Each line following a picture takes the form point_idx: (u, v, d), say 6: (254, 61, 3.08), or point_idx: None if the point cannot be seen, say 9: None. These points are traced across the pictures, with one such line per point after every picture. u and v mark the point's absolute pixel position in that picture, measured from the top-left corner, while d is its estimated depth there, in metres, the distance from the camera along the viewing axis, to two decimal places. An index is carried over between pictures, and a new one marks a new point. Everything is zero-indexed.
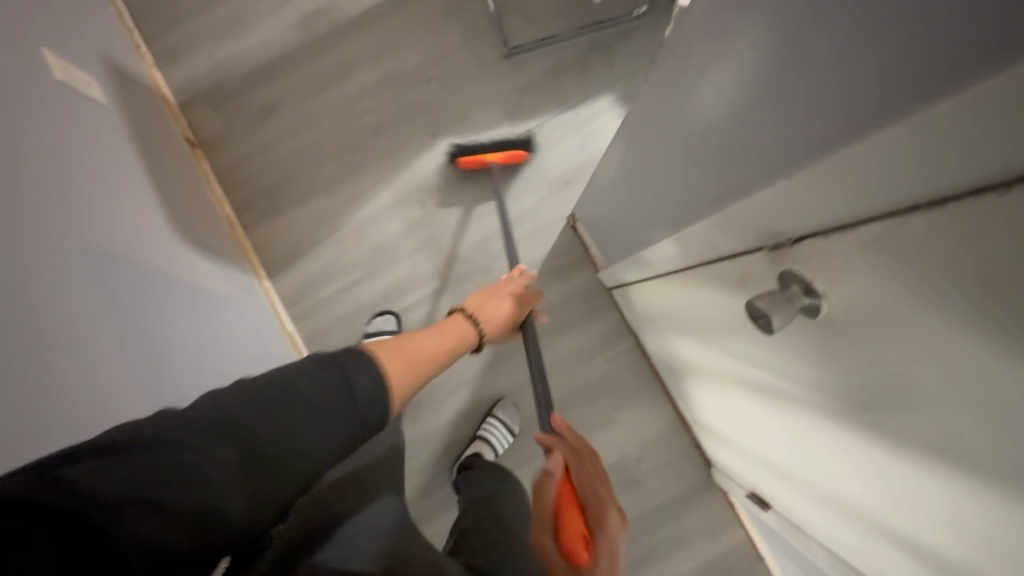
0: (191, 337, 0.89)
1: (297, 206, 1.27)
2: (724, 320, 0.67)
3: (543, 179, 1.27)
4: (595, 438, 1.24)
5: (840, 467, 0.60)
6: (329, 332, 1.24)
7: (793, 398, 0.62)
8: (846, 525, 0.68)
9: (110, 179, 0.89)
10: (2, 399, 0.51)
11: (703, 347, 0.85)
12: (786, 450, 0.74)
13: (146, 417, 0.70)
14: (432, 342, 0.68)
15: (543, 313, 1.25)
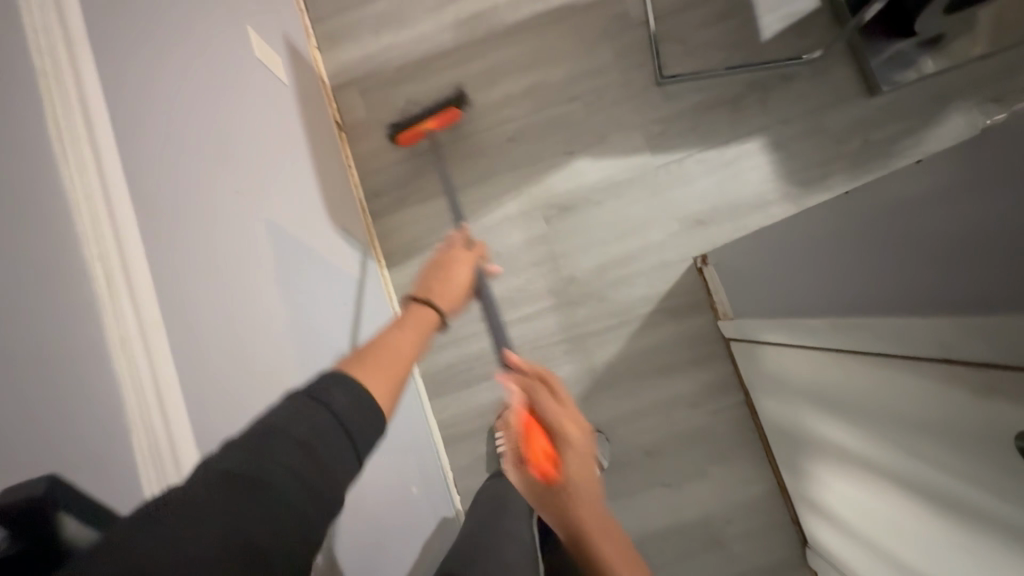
0: (333, 320, 0.92)
1: (426, 201, 1.29)
2: (906, 422, 0.61)
3: (673, 215, 1.23)
4: (685, 489, 1.19)
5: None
6: (436, 330, 1.25)
7: (975, 529, 0.56)
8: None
9: (285, 159, 0.94)
10: (208, 373, 0.54)
11: (842, 434, 0.79)
12: (937, 572, 0.68)
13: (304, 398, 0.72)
14: (404, 341, 0.58)
15: (652, 350, 1.21)
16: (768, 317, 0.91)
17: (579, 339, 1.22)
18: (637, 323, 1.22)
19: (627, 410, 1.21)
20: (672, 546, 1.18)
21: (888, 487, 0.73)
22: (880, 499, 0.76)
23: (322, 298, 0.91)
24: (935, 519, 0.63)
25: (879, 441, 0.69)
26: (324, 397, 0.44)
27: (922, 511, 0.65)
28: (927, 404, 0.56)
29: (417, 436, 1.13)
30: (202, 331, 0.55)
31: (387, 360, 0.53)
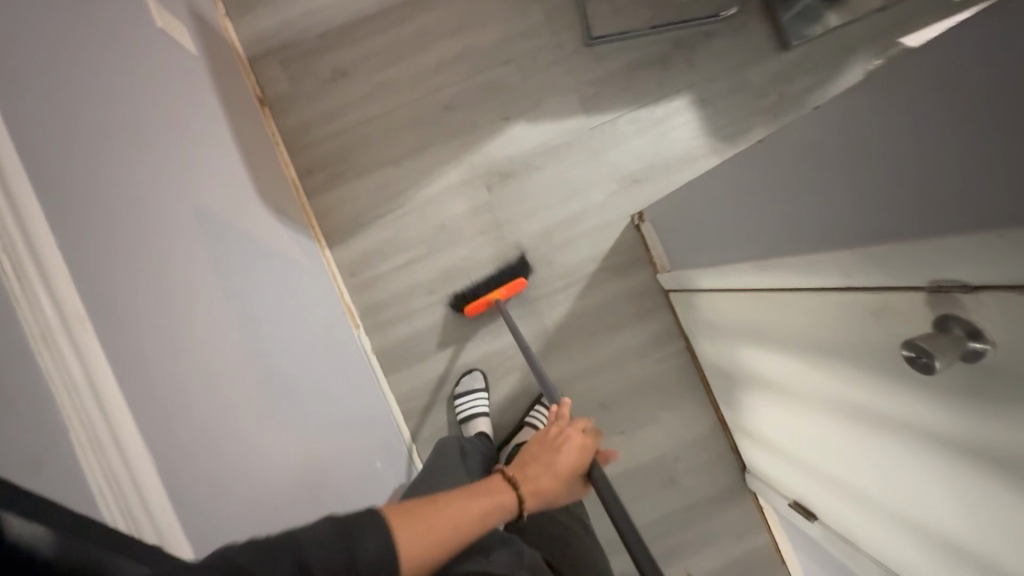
0: (275, 304, 0.89)
1: (362, 176, 1.25)
2: (836, 348, 0.68)
3: (611, 175, 1.26)
4: (637, 435, 1.26)
5: (945, 505, 0.62)
6: (386, 307, 1.24)
7: (900, 433, 0.63)
8: (923, 556, 0.71)
9: (202, 140, 0.87)
10: (153, 361, 0.52)
11: (777, 369, 0.87)
12: (851, 473, 0.78)
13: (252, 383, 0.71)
14: (468, 507, 0.54)
15: (598, 308, 1.26)
16: (704, 264, 0.99)
17: (529, 303, 1.25)
18: (583, 282, 1.26)
19: (579, 367, 1.26)
20: (629, 488, 1.26)
21: (809, 407, 0.81)
22: (803, 417, 0.85)
23: (259, 284, 0.87)
24: (861, 428, 0.71)
25: (812, 369, 0.76)
26: (359, 535, 0.45)
27: (849, 427, 0.73)
28: (855, 331, 0.62)
29: (379, 413, 1.14)
30: (141, 321, 0.52)
31: (438, 520, 0.51)
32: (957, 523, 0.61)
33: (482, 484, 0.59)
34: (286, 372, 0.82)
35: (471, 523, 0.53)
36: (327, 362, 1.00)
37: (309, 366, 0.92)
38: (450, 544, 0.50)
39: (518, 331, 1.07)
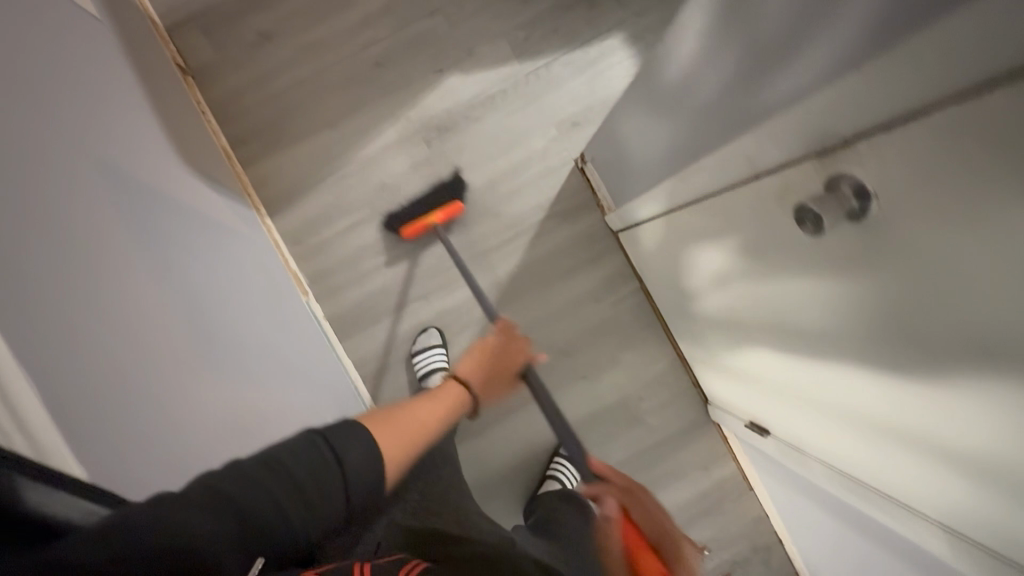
0: (206, 264, 0.87)
1: (298, 141, 1.22)
2: (768, 249, 0.67)
3: (550, 120, 1.25)
4: (599, 379, 1.27)
5: (875, 388, 0.62)
6: (334, 273, 1.23)
7: (831, 326, 0.63)
8: (868, 448, 0.72)
9: (125, 109, 0.85)
10: (33, 309, 0.50)
11: (720, 291, 0.86)
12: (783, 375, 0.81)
13: (180, 340, 0.69)
14: (425, 411, 0.66)
15: (549, 255, 1.26)
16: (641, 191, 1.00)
17: (479, 256, 1.25)
18: (532, 231, 1.25)
19: (536, 316, 1.26)
20: (596, 432, 1.27)
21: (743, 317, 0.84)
22: (739, 329, 0.88)
23: (197, 252, 0.86)
24: (784, 324, 0.73)
25: (750, 279, 0.75)
26: (341, 448, 0.50)
27: (785, 331, 0.73)
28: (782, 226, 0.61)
29: (332, 375, 1.13)
30: (25, 269, 0.51)
31: (400, 421, 0.61)
32: (889, 404, 0.61)
33: (431, 394, 0.72)
34: (220, 331, 0.81)
35: (426, 424, 0.64)
36: (279, 331, 1.00)
37: (246, 326, 0.90)
38: (417, 442, 0.61)
39: (469, 275, 1.10)
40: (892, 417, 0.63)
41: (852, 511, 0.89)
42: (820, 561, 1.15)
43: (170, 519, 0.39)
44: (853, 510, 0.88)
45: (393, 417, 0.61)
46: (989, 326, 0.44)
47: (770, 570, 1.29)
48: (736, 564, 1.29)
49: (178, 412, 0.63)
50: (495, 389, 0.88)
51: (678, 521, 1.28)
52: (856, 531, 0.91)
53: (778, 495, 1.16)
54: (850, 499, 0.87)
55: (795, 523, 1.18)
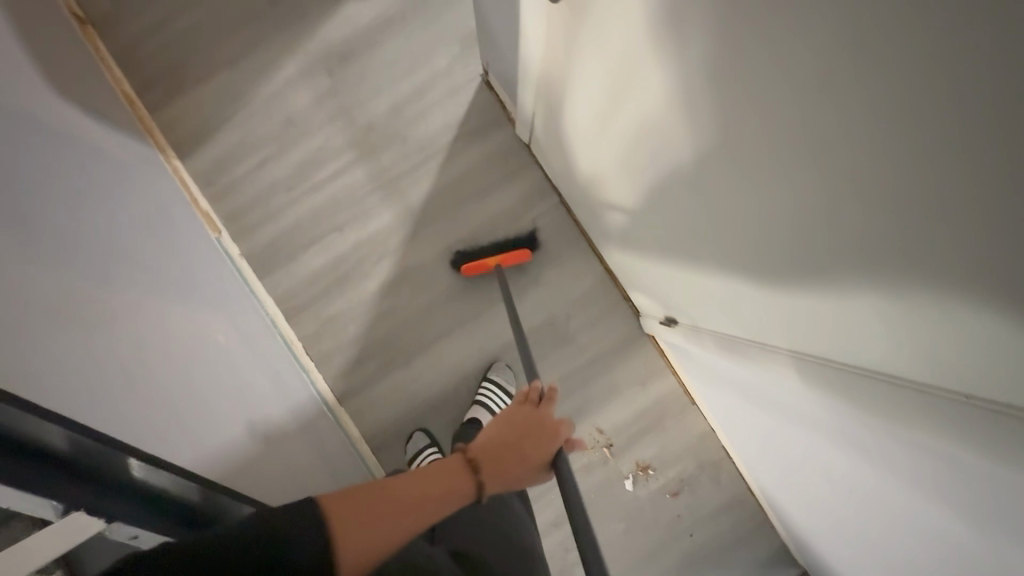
0: (78, 185, 0.81)
1: (202, 82, 1.23)
2: (626, 91, 0.68)
3: (453, 36, 1.22)
4: (524, 299, 1.24)
5: (717, 205, 0.63)
6: (248, 211, 1.22)
7: (683, 152, 0.64)
8: (731, 287, 0.71)
9: (12, 42, 0.85)
10: None
11: (613, 168, 0.87)
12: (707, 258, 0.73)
13: (46, 248, 0.63)
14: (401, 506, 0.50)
15: (462, 177, 1.23)
16: (541, 75, 0.94)
17: (391, 182, 1.23)
18: (443, 152, 1.22)
19: (455, 240, 1.23)
20: (525, 353, 1.24)
21: (666, 199, 0.76)
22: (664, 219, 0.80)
23: (97, 181, 0.88)
24: (702, 193, 0.65)
25: (625, 137, 0.76)
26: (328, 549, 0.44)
27: (691, 197, 0.68)
28: (630, 61, 0.64)
29: (241, 302, 1.11)
30: None
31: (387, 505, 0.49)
32: (731, 218, 0.62)
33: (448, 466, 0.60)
34: (100, 247, 0.76)
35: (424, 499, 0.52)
36: (172, 260, 0.95)
37: (133, 250, 0.85)
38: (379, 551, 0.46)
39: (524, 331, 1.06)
40: (752, 251, 0.62)
41: (739, 383, 0.86)
42: (750, 461, 1.11)
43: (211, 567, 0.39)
44: (738, 383, 0.86)
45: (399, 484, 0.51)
46: (758, 73, 0.45)
47: (719, 483, 1.25)
48: (682, 479, 1.25)
49: (45, 321, 0.56)
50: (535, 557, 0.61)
51: (618, 441, 1.24)
52: (748, 406, 0.89)
53: (712, 401, 1.12)
54: (734, 372, 0.85)
55: (724, 425, 1.16)
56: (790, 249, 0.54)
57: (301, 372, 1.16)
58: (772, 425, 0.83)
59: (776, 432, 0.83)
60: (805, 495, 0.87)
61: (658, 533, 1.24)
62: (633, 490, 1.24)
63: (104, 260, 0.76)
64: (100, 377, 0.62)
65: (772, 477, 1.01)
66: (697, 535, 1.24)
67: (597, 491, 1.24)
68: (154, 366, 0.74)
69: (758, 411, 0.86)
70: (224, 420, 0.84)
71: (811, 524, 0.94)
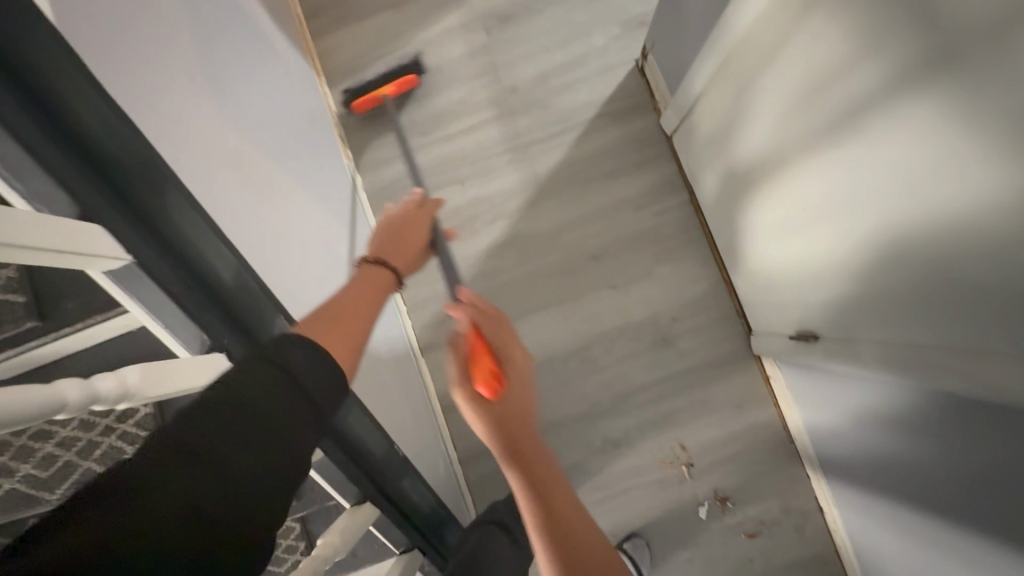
0: (253, 72, 0.83)
1: (365, 20, 1.28)
2: (836, 73, 0.63)
3: (616, 18, 1.22)
4: (631, 290, 1.18)
5: (947, 202, 0.53)
6: (379, 146, 1.24)
7: (907, 141, 0.56)
8: (934, 307, 0.60)
9: None
10: (112, 29, 0.44)
11: (773, 160, 0.81)
12: (884, 264, 0.65)
13: (226, 129, 0.64)
14: (354, 295, 0.58)
15: (594, 155, 1.21)
16: (696, 59, 0.93)
17: (523, 147, 1.22)
18: (580, 127, 1.21)
19: (571, 216, 1.20)
20: (620, 346, 1.18)
21: (838, 195, 0.69)
22: (826, 219, 0.73)
23: (271, 77, 0.91)
24: (901, 185, 0.58)
25: (820, 124, 0.68)
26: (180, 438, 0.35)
27: (878, 187, 0.62)
28: (851, 40, 0.59)
29: (357, 227, 1.12)
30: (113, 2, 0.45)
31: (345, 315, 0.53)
32: (959, 214, 0.53)
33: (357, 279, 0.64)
34: (263, 142, 0.78)
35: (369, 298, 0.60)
36: (309, 165, 0.96)
37: (284, 146, 0.86)
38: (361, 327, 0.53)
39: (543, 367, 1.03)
40: (967, 249, 0.53)
41: (940, 431, 0.71)
42: (869, 522, 0.97)
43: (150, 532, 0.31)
44: (937, 426, 0.71)
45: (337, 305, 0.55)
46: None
47: (802, 536, 1.13)
48: (761, 521, 1.14)
49: (222, 193, 0.57)
50: (485, 363, 0.64)
51: (699, 462, 1.15)
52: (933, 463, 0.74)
53: (830, 440, 1.01)
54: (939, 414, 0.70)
55: (841, 477, 1.02)
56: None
57: (396, 314, 1.14)
58: (972, 488, 0.68)
59: (974, 504, 0.68)
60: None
61: (724, 574, 1.13)
62: (705, 519, 1.14)
63: (266, 156, 0.78)
64: (260, 258, 0.61)
65: (903, 544, 0.87)
66: None
67: (666, 510, 1.14)
68: (294, 267, 0.73)
69: (951, 472, 0.71)
70: None
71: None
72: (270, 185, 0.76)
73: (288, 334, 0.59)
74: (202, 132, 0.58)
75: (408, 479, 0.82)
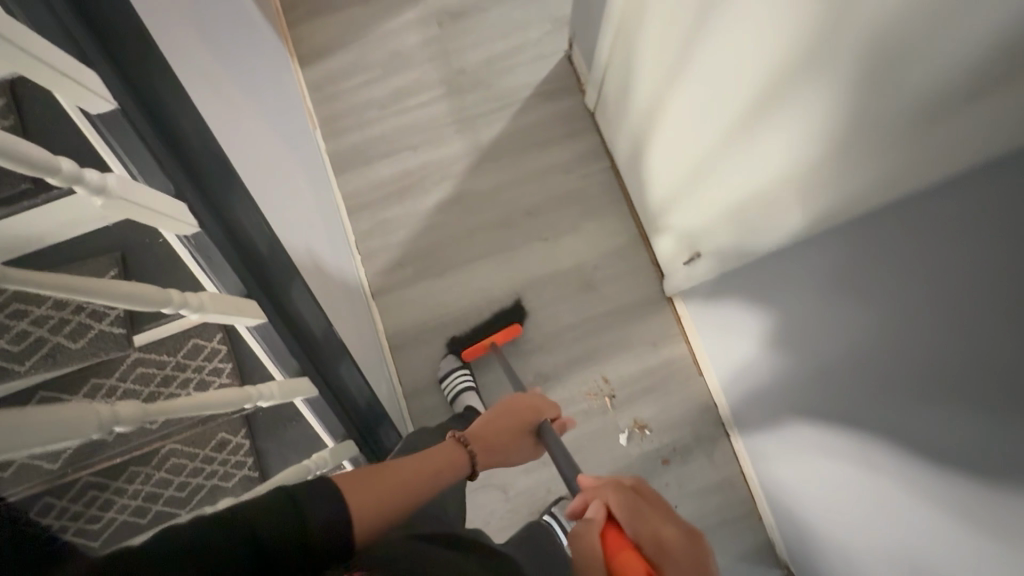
0: (229, 20, 0.98)
1: (335, 13, 1.47)
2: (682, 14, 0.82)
3: (549, 16, 1.44)
4: (560, 242, 1.35)
5: (763, 84, 0.72)
6: (341, 117, 1.42)
7: (736, 46, 0.74)
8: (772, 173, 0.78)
9: None
10: None
11: (660, 101, 1.00)
12: (743, 155, 0.84)
13: (199, 40, 0.79)
14: (414, 470, 0.62)
15: (529, 128, 1.40)
16: (603, 34, 1.12)
17: (468, 120, 1.41)
18: (518, 104, 1.41)
19: (510, 178, 1.38)
20: (550, 291, 1.33)
21: (704, 111, 0.88)
22: (700, 135, 0.92)
23: (246, 32, 1.07)
24: (741, 84, 0.77)
25: (682, 55, 0.87)
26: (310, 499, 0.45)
27: (727, 92, 0.80)
28: None
29: (319, 176, 1.26)
30: None
31: (386, 476, 0.57)
32: (773, 92, 0.71)
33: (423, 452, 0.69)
34: (234, 70, 0.93)
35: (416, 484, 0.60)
36: (279, 111, 1.11)
37: (255, 86, 1.02)
38: (381, 512, 0.52)
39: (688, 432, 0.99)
40: (781, 120, 0.72)
41: (830, 325, 0.77)
42: (756, 424, 1.13)
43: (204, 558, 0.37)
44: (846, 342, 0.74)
45: (395, 472, 0.59)
46: None
47: (712, 461, 1.25)
48: (675, 446, 1.25)
49: (190, 79, 0.71)
50: (637, 562, 0.47)
51: (620, 393, 1.28)
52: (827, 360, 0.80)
53: (722, 356, 1.18)
54: (849, 333, 0.73)
55: (745, 406, 1.15)
56: (855, 160, 0.62)
57: (350, 256, 1.28)
58: (858, 398, 0.75)
59: (863, 421, 0.75)
60: (853, 501, 0.83)
61: None
62: (625, 445, 1.25)
63: (236, 83, 0.93)
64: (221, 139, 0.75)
65: (793, 455, 1.01)
66: (681, 509, 1.22)
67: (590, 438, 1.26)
68: (253, 167, 0.87)
69: (838, 363, 0.78)
70: (290, 232, 0.95)
71: (832, 507, 0.92)
72: (238, 103, 0.90)
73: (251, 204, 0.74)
74: (181, 33, 0.73)
75: (345, 366, 0.95)
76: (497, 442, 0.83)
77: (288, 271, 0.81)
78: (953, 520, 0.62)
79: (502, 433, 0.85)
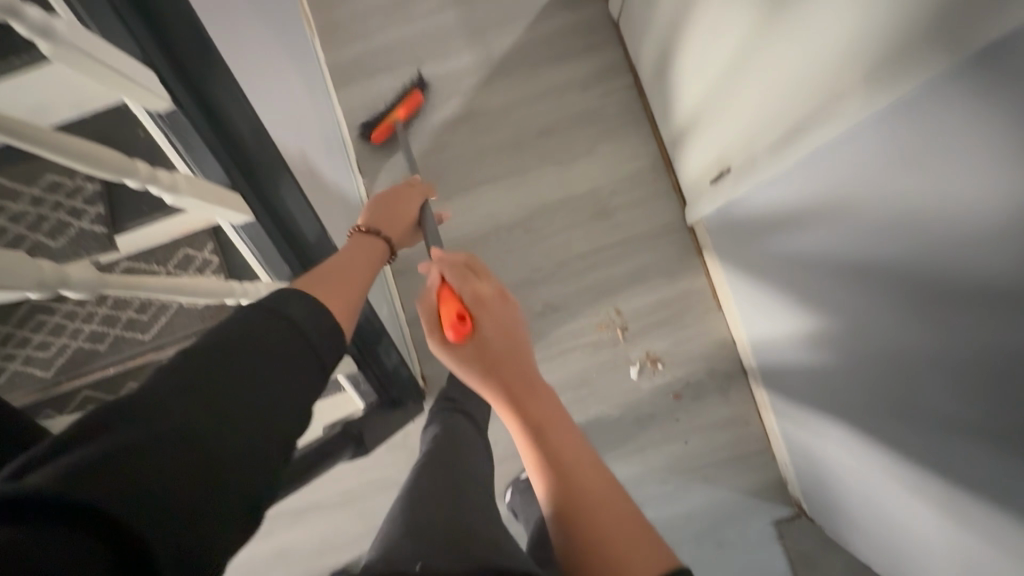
0: None
1: None
2: None
3: None
4: (576, 164, 1.26)
5: None
6: (341, 24, 1.31)
7: None
8: (816, 63, 0.67)
9: None
10: None
11: None
12: (783, 47, 0.72)
13: None
14: (356, 257, 0.68)
15: (546, 39, 1.28)
16: None
17: (479, 29, 1.30)
18: (534, 11, 1.29)
19: (522, 95, 1.28)
20: (563, 217, 1.25)
21: None
22: (744, 24, 0.79)
23: None
24: None
25: None
26: (240, 346, 0.44)
27: None
28: None
29: (317, 82, 1.16)
30: None
31: (327, 269, 0.61)
32: None
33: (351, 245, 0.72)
34: None
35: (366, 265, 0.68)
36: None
37: None
38: (355, 284, 0.61)
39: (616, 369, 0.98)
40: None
41: (855, 316, 0.74)
42: (772, 361, 1.07)
43: (164, 465, 0.34)
44: (933, 282, 0.57)
45: (339, 268, 0.63)
46: None
47: (726, 397, 1.20)
48: (688, 382, 1.20)
49: None
50: (452, 307, 0.66)
51: (632, 326, 1.22)
52: (851, 352, 0.77)
53: (741, 287, 1.10)
54: (938, 269, 0.56)
55: (776, 338, 1.02)
56: (968, 38, 0.45)
57: (351, 174, 1.20)
58: (935, 352, 0.60)
59: (891, 397, 0.71)
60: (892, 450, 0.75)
61: (651, 429, 1.19)
62: (636, 379, 1.20)
63: None
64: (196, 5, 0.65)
65: (825, 407, 0.90)
66: (691, 443, 1.19)
67: (600, 370, 1.21)
68: (242, 47, 0.78)
69: (862, 356, 0.75)
70: (286, 129, 0.87)
71: (849, 482, 0.92)
72: None
73: (231, 88, 0.64)
74: None
75: None
76: (536, 415, 0.62)
77: (271, 170, 0.73)
78: (979, 510, 0.61)
79: (396, 220, 0.83)
